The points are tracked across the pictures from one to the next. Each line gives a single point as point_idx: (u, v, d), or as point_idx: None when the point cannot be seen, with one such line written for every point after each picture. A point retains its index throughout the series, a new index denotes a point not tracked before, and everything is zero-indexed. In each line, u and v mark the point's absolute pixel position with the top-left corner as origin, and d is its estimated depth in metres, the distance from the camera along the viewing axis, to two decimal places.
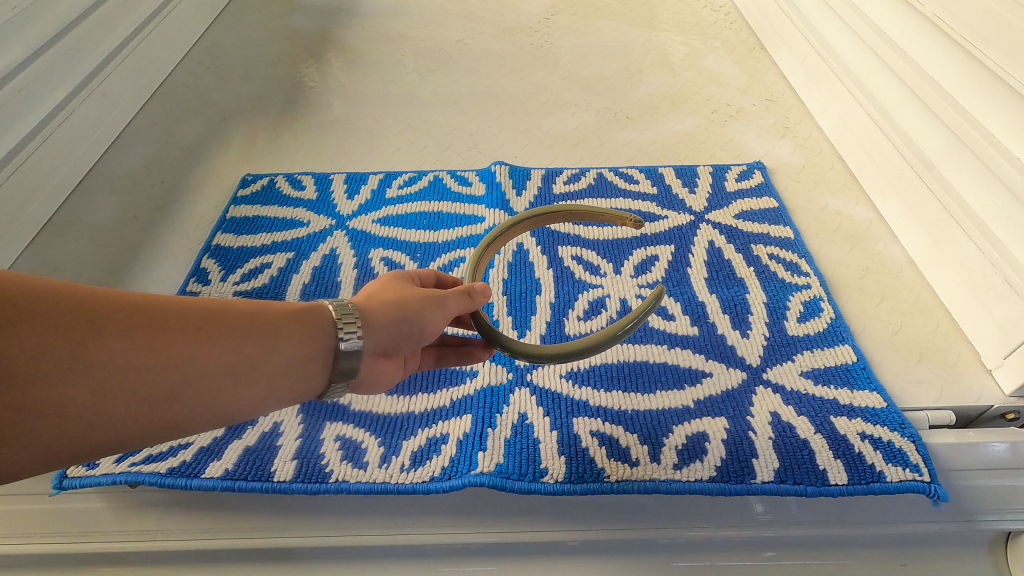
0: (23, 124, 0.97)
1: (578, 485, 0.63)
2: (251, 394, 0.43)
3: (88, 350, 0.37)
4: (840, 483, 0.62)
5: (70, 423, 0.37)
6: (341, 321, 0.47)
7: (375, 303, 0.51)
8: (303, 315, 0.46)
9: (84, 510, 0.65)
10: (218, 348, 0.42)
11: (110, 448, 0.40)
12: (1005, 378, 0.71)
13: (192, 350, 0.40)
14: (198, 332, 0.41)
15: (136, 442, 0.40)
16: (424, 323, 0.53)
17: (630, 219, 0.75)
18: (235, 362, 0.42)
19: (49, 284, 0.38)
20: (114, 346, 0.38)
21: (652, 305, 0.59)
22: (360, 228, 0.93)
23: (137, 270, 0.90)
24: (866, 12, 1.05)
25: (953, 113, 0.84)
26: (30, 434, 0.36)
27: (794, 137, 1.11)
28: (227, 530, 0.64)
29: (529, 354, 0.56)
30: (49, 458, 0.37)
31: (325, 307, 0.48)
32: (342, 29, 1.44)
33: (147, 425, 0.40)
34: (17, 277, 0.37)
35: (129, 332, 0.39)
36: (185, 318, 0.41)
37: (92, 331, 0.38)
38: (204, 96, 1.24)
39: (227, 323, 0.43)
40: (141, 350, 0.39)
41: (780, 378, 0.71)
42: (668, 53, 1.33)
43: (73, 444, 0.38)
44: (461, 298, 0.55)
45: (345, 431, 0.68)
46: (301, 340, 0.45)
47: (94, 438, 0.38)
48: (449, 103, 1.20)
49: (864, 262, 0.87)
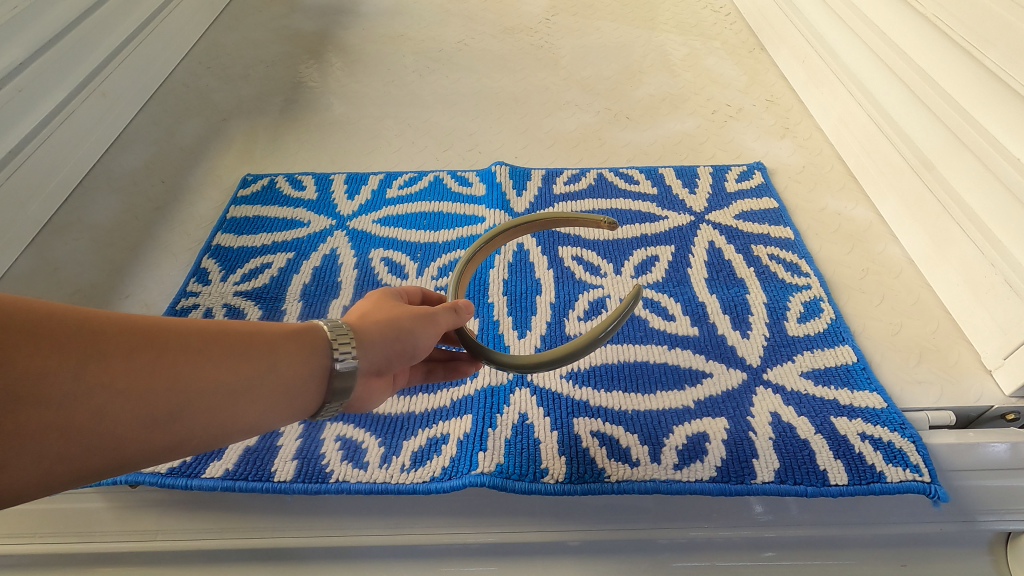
0: (23, 124, 0.97)
1: (579, 485, 0.63)
2: (248, 413, 0.43)
3: (92, 370, 0.37)
4: (840, 483, 0.62)
5: (72, 445, 0.37)
6: (336, 341, 0.47)
7: (367, 322, 0.51)
8: (300, 334, 0.46)
9: (85, 510, 0.65)
10: (220, 367, 0.42)
11: (109, 469, 0.40)
12: (1005, 378, 0.71)
13: (192, 370, 0.40)
14: (199, 353, 0.41)
15: (136, 462, 0.40)
16: (416, 340, 0.53)
17: (605, 221, 0.74)
18: (236, 382, 0.42)
19: (52, 305, 0.38)
20: (117, 367, 0.38)
21: (630, 305, 0.60)
22: (360, 228, 0.93)
23: (138, 271, 0.90)
24: (866, 12, 1.06)
25: (952, 113, 0.84)
26: (30, 458, 0.36)
27: (794, 137, 1.11)
28: (228, 530, 0.64)
29: (517, 365, 0.56)
30: (49, 481, 0.37)
31: (320, 328, 0.48)
32: (342, 29, 1.44)
33: (147, 445, 0.40)
34: (19, 299, 0.37)
35: (130, 353, 0.39)
36: (186, 339, 0.41)
37: (96, 352, 0.38)
38: (206, 96, 1.25)
39: (226, 343, 0.43)
40: (143, 371, 0.39)
41: (780, 379, 0.71)
42: (668, 53, 1.33)
43: (73, 465, 0.38)
44: (449, 313, 0.55)
45: (345, 431, 0.68)
46: (298, 359, 0.45)
47: (95, 459, 0.38)
48: (450, 103, 1.21)
49: (864, 262, 0.88)
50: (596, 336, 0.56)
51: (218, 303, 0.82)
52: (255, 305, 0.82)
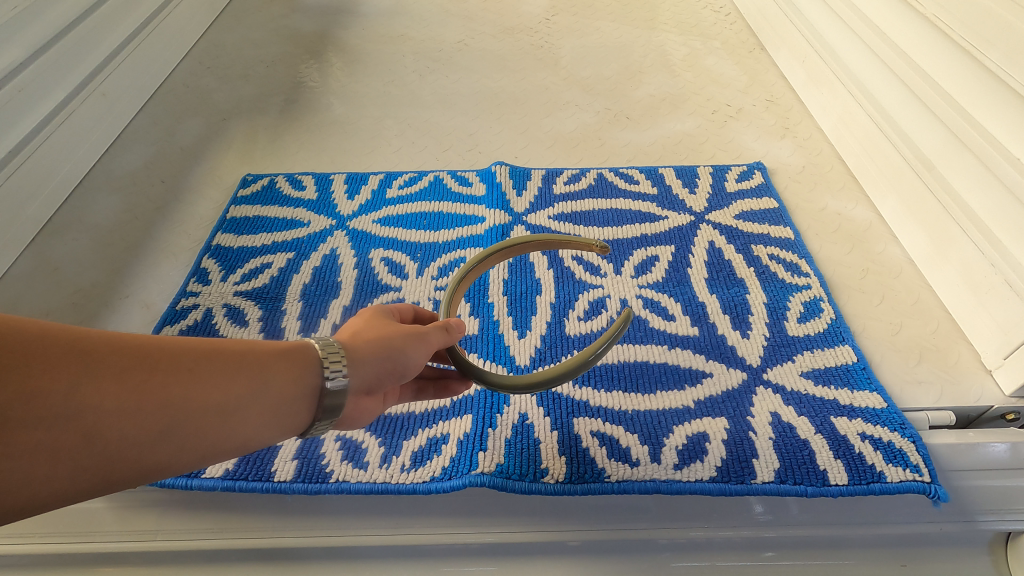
0: (23, 124, 0.97)
1: (579, 485, 0.63)
2: (239, 434, 0.42)
3: (82, 392, 0.37)
4: (840, 483, 0.62)
5: (59, 468, 0.36)
6: (327, 359, 0.46)
7: (358, 340, 0.49)
8: (293, 354, 0.45)
9: (84, 510, 0.65)
10: (211, 388, 0.41)
11: (96, 492, 0.39)
12: (1005, 378, 0.71)
13: (183, 391, 0.40)
14: (190, 373, 0.40)
15: (124, 485, 0.39)
16: (407, 358, 0.52)
17: (596, 245, 0.73)
18: (227, 403, 0.41)
19: (43, 326, 0.38)
20: (108, 388, 0.37)
21: (620, 329, 0.59)
22: (360, 228, 0.93)
23: (138, 272, 0.90)
24: (865, 12, 1.06)
25: (952, 113, 0.84)
26: (16, 480, 0.35)
27: (794, 137, 1.11)
28: (228, 530, 0.64)
29: (507, 386, 0.56)
30: (35, 503, 0.36)
31: (311, 345, 0.47)
32: (342, 29, 1.44)
33: (135, 468, 0.39)
34: (12, 320, 0.37)
35: (121, 374, 0.38)
36: (177, 359, 0.40)
37: (86, 373, 0.37)
38: (206, 96, 1.25)
39: (217, 364, 0.42)
40: (133, 392, 0.38)
41: (780, 378, 0.71)
42: (668, 53, 1.33)
43: (59, 487, 0.37)
44: (439, 332, 0.56)
45: (345, 431, 0.68)
46: (291, 378, 0.44)
47: (83, 482, 0.37)
48: (450, 103, 1.21)
49: (864, 262, 0.88)
50: (586, 357, 0.55)
51: (218, 303, 0.82)
52: (254, 305, 0.82)
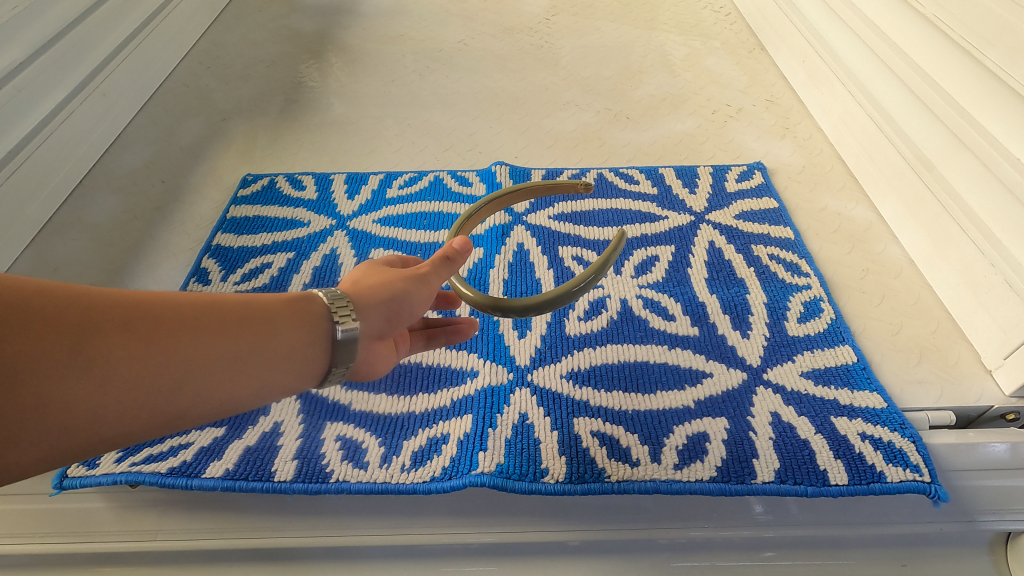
0: (23, 124, 0.97)
1: (579, 485, 0.63)
2: (249, 383, 0.43)
3: (88, 345, 0.37)
4: (840, 483, 0.62)
5: (75, 421, 0.37)
6: (334, 308, 0.47)
7: (362, 288, 0.51)
8: (296, 304, 0.46)
9: (84, 509, 0.65)
10: (217, 338, 0.42)
11: (114, 444, 0.40)
12: (1005, 378, 0.71)
13: (189, 342, 0.40)
14: (195, 324, 0.41)
15: (141, 435, 0.41)
16: (413, 300, 0.53)
17: (581, 184, 0.77)
18: (234, 352, 0.42)
19: (42, 284, 0.38)
20: (113, 341, 0.38)
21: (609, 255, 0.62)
22: (360, 228, 0.93)
23: (137, 271, 0.90)
24: (866, 12, 1.06)
25: (952, 113, 0.84)
26: (33, 435, 0.36)
27: (794, 137, 1.11)
28: (228, 530, 0.64)
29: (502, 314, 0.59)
30: (55, 457, 0.38)
31: (316, 296, 0.48)
32: (342, 29, 1.44)
33: (150, 419, 0.40)
34: (11, 279, 0.37)
35: (126, 326, 0.39)
36: (181, 312, 0.41)
37: (91, 327, 0.38)
38: (206, 96, 1.25)
39: (222, 315, 0.42)
40: (139, 343, 0.39)
41: (780, 379, 0.71)
42: (668, 53, 1.33)
43: (77, 440, 0.38)
44: (442, 267, 0.55)
45: (345, 432, 0.68)
46: (296, 328, 0.45)
47: (99, 433, 0.38)
48: (450, 103, 1.21)
49: (864, 262, 0.88)
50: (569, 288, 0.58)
51: None
52: None
